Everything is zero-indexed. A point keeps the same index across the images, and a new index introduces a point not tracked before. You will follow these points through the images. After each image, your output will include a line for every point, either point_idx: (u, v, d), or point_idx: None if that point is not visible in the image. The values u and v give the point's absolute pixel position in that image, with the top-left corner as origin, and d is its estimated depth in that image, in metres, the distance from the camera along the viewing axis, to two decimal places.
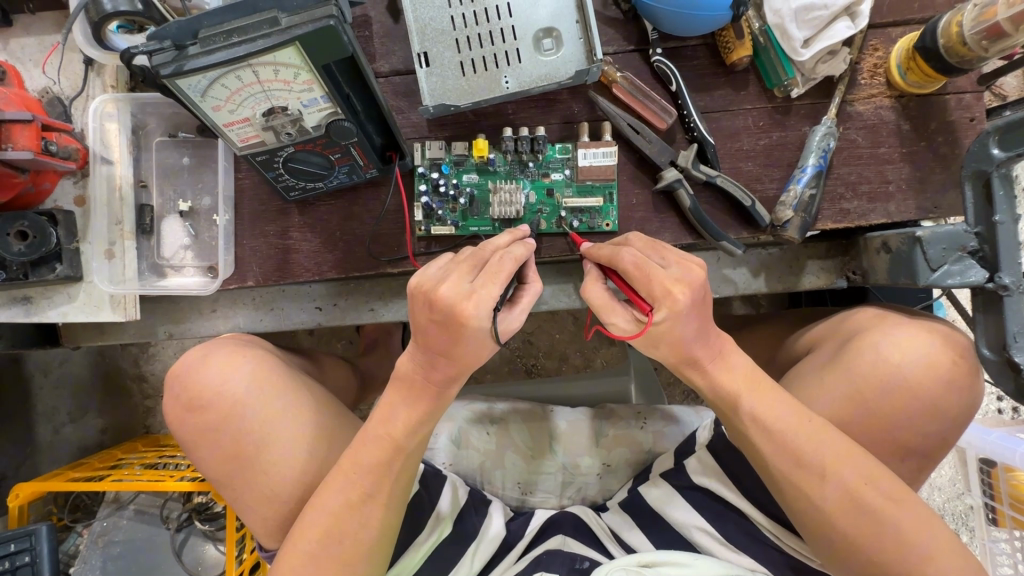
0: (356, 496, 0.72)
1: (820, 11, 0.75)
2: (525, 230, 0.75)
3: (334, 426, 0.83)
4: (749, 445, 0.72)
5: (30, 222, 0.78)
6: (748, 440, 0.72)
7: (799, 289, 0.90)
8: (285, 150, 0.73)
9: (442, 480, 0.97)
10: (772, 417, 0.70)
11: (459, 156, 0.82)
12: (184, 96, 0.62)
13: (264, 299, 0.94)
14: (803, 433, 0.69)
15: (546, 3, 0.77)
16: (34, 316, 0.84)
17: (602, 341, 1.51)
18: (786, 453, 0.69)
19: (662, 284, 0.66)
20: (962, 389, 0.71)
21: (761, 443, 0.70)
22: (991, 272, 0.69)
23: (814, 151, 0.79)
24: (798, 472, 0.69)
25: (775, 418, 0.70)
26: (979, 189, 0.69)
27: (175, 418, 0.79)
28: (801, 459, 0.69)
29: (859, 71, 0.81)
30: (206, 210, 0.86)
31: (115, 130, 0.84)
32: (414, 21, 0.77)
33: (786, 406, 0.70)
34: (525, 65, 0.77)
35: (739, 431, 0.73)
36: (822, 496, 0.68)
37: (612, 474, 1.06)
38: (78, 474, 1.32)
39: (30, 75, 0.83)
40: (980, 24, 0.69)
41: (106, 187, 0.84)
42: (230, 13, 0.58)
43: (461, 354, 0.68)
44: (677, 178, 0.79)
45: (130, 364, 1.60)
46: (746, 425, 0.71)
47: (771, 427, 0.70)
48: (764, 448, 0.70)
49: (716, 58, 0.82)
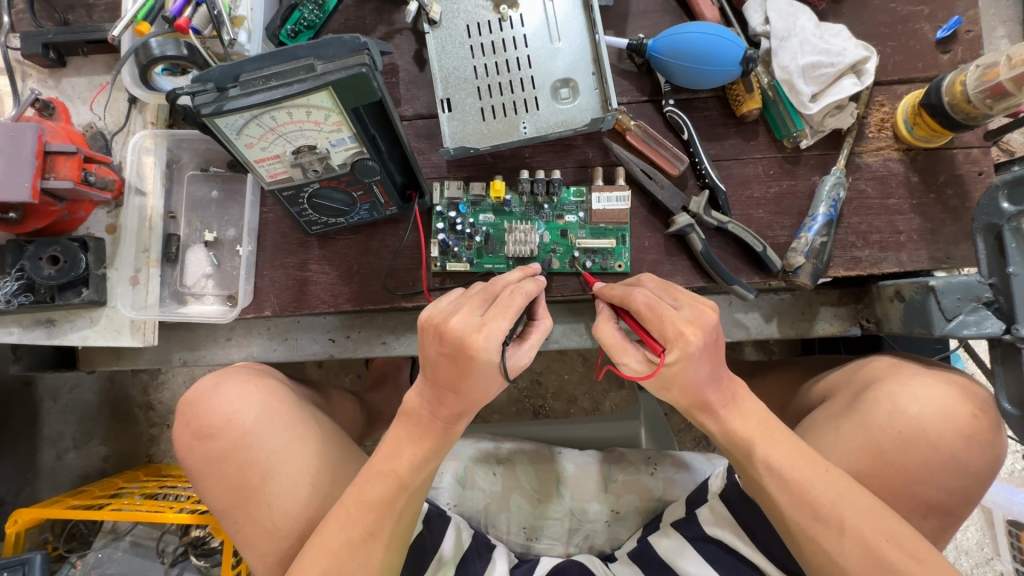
0: (358, 534, 0.71)
1: (825, 68, 0.79)
2: (536, 267, 0.77)
3: (339, 459, 0.82)
4: (763, 495, 0.70)
5: (62, 247, 0.81)
6: (762, 489, 0.70)
7: (811, 336, 0.90)
8: (311, 186, 0.76)
9: (446, 521, 0.94)
10: (786, 465, 0.68)
11: (476, 197, 0.85)
12: (221, 133, 0.65)
13: (279, 329, 0.95)
14: (817, 482, 0.67)
15: (564, 56, 0.81)
16: (55, 339, 0.86)
17: (611, 384, 1.49)
18: (801, 504, 0.67)
19: (675, 325, 0.66)
20: (982, 443, 0.69)
21: (776, 492, 0.69)
22: (1008, 323, 0.68)
23: (825, 200, 0.81)
24: (814, 525, 0.67)
25: (789, 467, 0.68)
26: (991, 242, 0.69)
27: (185, 446, 0.78)
28: (817, 511, 0.66)
29: (867, 125, 0.84)
30: (231, 241, 0.89)
31: (150, 163, 0.88)
32: (439, 70, 0.82)
33: (801, 455, 0.69)
34: (543, 112, 0.81)
35: (752, 479, 0.71)
36: (841, 551, 0.66)
37: (621, 522, 1.03)
38: (78, 501, 1.32)
39: (77, 112, 0.89)
40: (984, 83, 0.71)
41: (137, 216, 0.87)
42: (270, 60, 0.62)
43: (470, 388, 0.68)
44: (688, 223, 0.81)
45: (138, 393, 1.61)
46: (760, 473, 0.69)
47: (785, 476, 0.68)
48: (779, 498, 0.68)
49: (726, 109, 0.85)
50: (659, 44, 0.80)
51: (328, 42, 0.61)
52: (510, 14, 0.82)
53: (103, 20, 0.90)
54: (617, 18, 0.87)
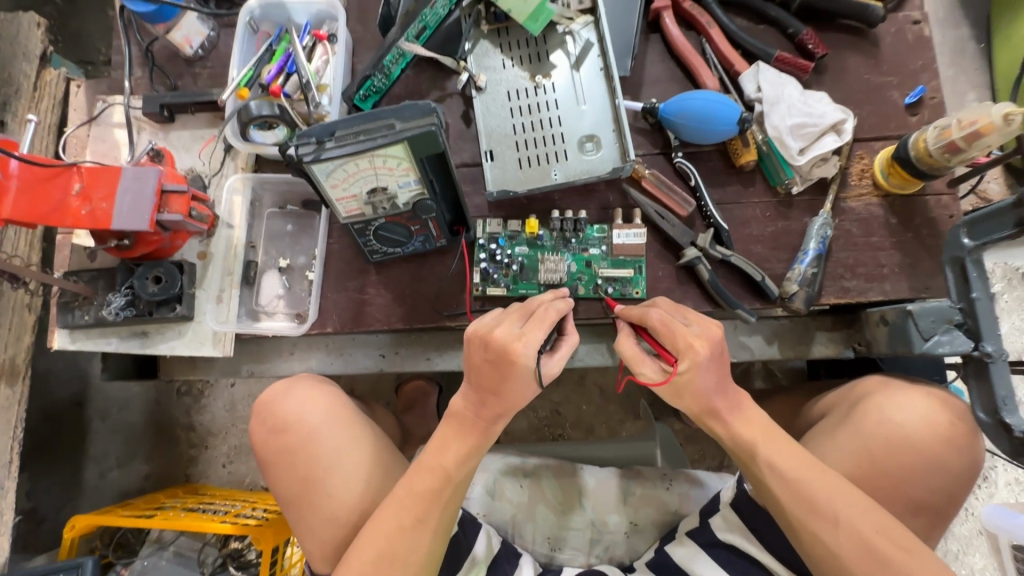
0: (409, 520, 0.80)
1: (811, 127, 0.93)
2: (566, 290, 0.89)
3: (389, 459, 0.93)
4: (767, 492, 0.79)
5: (165, 269, 0.97)
6: (766, 488, 0.79)
7: (809, 357, 1.00)
8: (378, 221, 0.90)
9: (478, 526, 1.02)
10: (787, 465, 0.78)
11: (513, 232, 0.99)
12: (315, 177, 0.81)
13: (337, 345, 1.09)
14: (813, 480, 0.76)
15: (589, 116, 0.97)
16: (147, 348, 1.00)
17: (627, 414, 1.58)
18: (801, 500, 0.76)
19: (685, 338, 0.78)
20: (960, 448, 0.79)
21: (778, 489, 0.78)
22: (976, 341, 0.79)
23: (814, 237, 0.94)
24: (813, 519, 0.75)
25: (789, 467, 0.77)
26: (958, 271, 0.81)
27: (260, 441, 0.90)
28: (815, 506, 0.75)
29: (849, 174, 0.98)
30: (301, 267, 1.04)
31: (239, 202, 1.04)
32: (484, 127, 0.99)
33: (799, 457, 0.78)
34: (572, 162, 0.96)
35: (756, 478, 0.80)
36: (837, 542, 0.74)
37: (639, 534, 1.10)
38: (127, 513, 1.37)
39: (180, 158, 1.07)
40: (941, 140, 0.85)
41: (225, 245, 1.03)
42: (359, 120, 0.78)
43: (508, 391, 0.79)
44: (696, 256, 0.94)
45: (182, 414, 1.68)
46: (763, 471, 0.79)
47: (786, 474, 0.77)
48: (780, 494, 0.77)
49: (727, 160, 1.00)
50: (668, 107, 0.96)
51: (406, 107, 0.77)
52: (544, 83, 0.99)
53: (206, 85, 1.09)
54: (632, 86, 1.04)
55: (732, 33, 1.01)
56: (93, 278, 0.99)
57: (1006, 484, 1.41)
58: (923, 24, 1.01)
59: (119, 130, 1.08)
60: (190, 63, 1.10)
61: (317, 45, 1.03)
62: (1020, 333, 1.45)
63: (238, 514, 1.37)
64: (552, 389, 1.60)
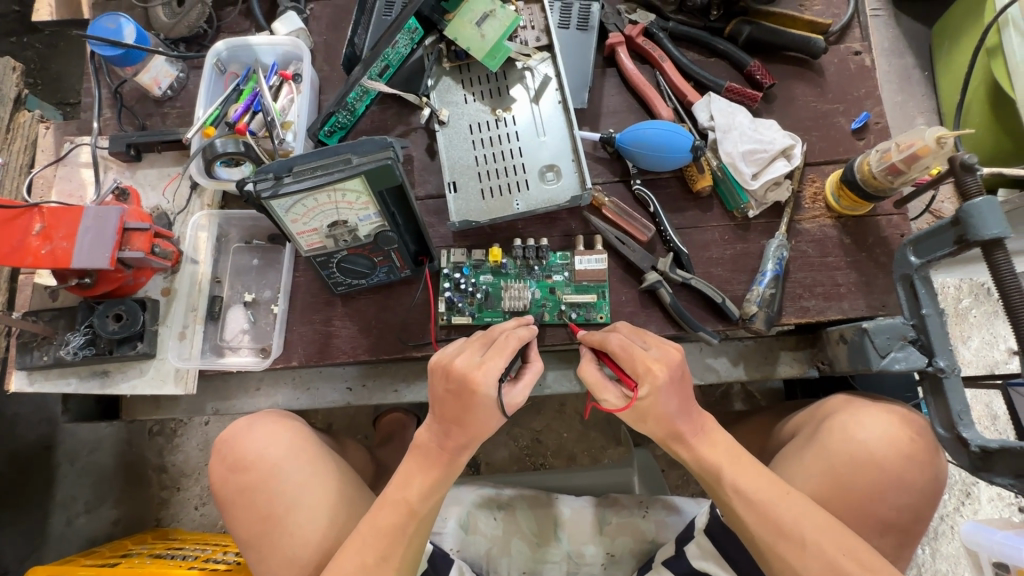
0: (373, 558, 0.78)
1: (761, 154, 0.96)
2: (530, 317, 0.90)
3: (354, 493, 0.90)
4: (734, 517, 0.78)
5: (127, 307, 0.96)
6: (732, 511, 0.78)
7: (774, 376, 1.03)
8: (340, 253, 0.91)
9: (449, 563, 0.98)
10: (753, 487, 0.77)
11: (477, 261, 0.99)
12: (274, 212, 0.81)
13: (303, 379, 1.11)
14: (780, 503, 0.75)
15: (549, 147, 1.00)
16: (107, 388, 0.98)
17: (609, 440, 1.55)
18: (767, 524, 0.75)
19: (644, 362, 0.78)
20: (922, 464, 0.80)
21: (745, 513, 0.76)
22: (930, 357, 0.80)
23: (771, 258, 0.96)
24: (781, 543, 0.74)
25: (755, 490, 0.76)
26: (908, 289, 0.82)
27: (220, 480, 0.88)
28: (782, 529, 0.74)
29: (803, 198, 1.01)
30: (267, 301, 1.04)
31: (204, 238, 1.05)
32: (447, 159, 1.01)
33: (764, 479, 0.78)
34: (533, 192, 0.98)
35: (723, 502, 0.79)
36: (804, 566, 0.73)
37: (617, 566, 1.06)
38: (90, 561, 1.22)
39: (147, 196, 1.07)
40: (884, 163, 0.89)
41: (189, 281, 1.03)
42: (318, 155, 0.78)
43: (472, 422, 0.78)
44: (657, 279, 0.95)
45: (154, 454, 1.57)
46: (730, 495, 0.77)
47: (752, 497, 0.76)
48: (747, 518, 0.76)
49: (685, 186, 1.02)
50: (624, 137, 0.99)
51: (363, 142, 0.78)
52: (505, 116, 1.02)
53: (175, 124, 1.11)
54: (591, 117, 1.07)
55: (684, 66, 1.05)
56: (54, 317, 0.97)
57: (989, 499, 1.40)
58: (864, 54, 1.06)
59: (86, 169, 1.09)
60: (159, 103, 1.12)
61: (284, 85, 1.06)
62: (989, 346, 1.47)
63: (207, 560, 1.21)
64: (532, 417, 1.57)
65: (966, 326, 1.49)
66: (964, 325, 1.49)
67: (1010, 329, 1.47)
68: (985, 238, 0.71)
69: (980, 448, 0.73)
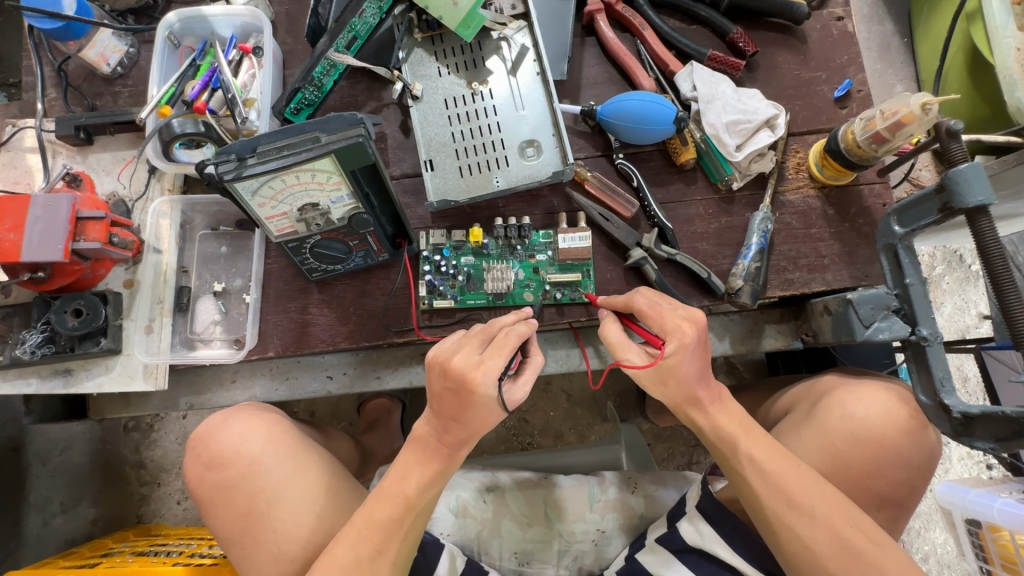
0: (367, 553, 0.75)
1: (745, 124, 0.94)
2: (529, 311, 0.86)
3: (341, 486, 0.88)
4: (745, 489, 0.76)
5: (86, 300, 0.91)
6: (745, 484, 0.76)
7: (760, 349, 1.05)
8: (313, 238, 0.87)
9: (440, 547, 0.96)
10: (767, 459, 0.76)
11: (458, 242, 0.96)
12: (239, 196, 0.76)
13: (282, 369, 1.07)
14: (791, 474, 0.75)
15: (528, 121, 0.96)
16: (71, 387, 0.93)
17: (595, 417, 1.55)
18: (778, 495, 0.74)
19: (673, 319, 0.77)
20: (917, 438, 0.81)
21: (758, 485, 0.75)
22: (913, 326, 0.81)
23: (756, 231, 0.95)
24: (790, 514, 0.73)
25: (771, 462, 0.75)
26: (891, 258, 0.82)
27: (194, 478, 0.85)
28: (791, 500, 0.73)
29: (787, 168, 0.99)
30: (238, 290, 1.00)
31: (167, 225, 0.99)
32: (422, 136, 0.96)
33: (777, 450, 0.77)
34: (513, 168, 0.95)
35: (735, 474, 0.78)
36: (813, 537, 0.72)
37: (609, 541, 1.05)
38: (69, 563, 1.16)
39: (101, 182, 1.01)
40: (868, 131, 0.88)
41: (153, 272, 0.97)
42: (283, 134, 0.73)
43: (470, 419, 0.75)
44: (642, 256, 0.93)
45: (130, 451, 1.52)
46: (744, 465, 0.77)
47: (765, 468, 0.75)
48: (760, 491, 0.75)
49: (668, 160, 1.00)
50: (606, 109, 0.96)
51: (331, 118, 0.73)
52: (481, 89, 0.97)
53: (128, 104, 1.03)
54: (571, 89, 1.03)
55: (665, 34, 1.02)
56: (6, 315, 0.92)
57: (960, 458, 1.45)
58: (846, 20, 1.04)
59: (32, 155, 1.01)
60: (110, 81, 1.04)
61: (243, 59, 0.99)
62: (961, 312, 1.50)
63: (192, 555, 1.18)
64: None
65: (940, 293, 1.51)
66: (938, 292, 1.52)
67: (981, 294, 1.51)
68: (970, 206, 0.71)
69: (962, 414, 0.75)
